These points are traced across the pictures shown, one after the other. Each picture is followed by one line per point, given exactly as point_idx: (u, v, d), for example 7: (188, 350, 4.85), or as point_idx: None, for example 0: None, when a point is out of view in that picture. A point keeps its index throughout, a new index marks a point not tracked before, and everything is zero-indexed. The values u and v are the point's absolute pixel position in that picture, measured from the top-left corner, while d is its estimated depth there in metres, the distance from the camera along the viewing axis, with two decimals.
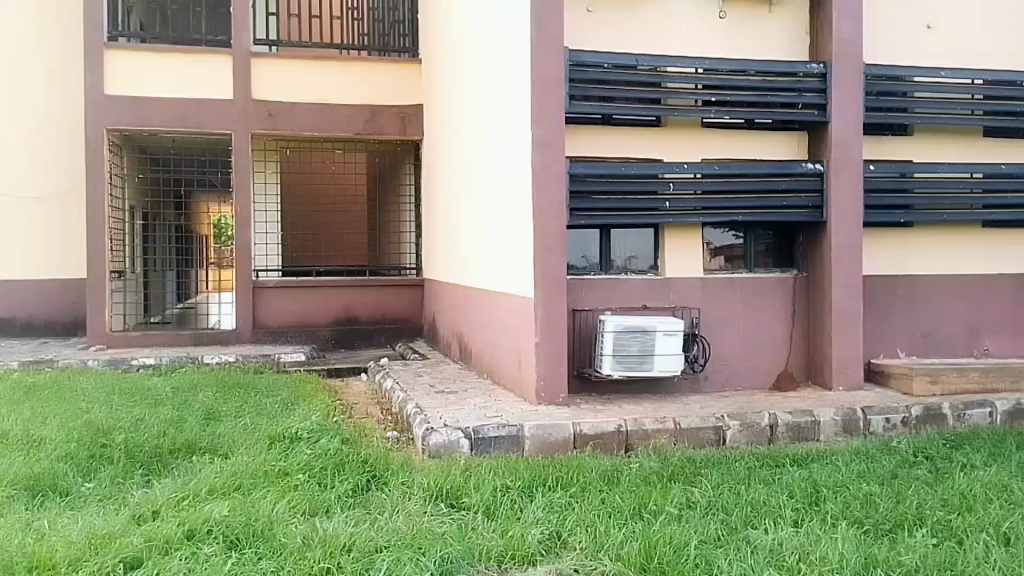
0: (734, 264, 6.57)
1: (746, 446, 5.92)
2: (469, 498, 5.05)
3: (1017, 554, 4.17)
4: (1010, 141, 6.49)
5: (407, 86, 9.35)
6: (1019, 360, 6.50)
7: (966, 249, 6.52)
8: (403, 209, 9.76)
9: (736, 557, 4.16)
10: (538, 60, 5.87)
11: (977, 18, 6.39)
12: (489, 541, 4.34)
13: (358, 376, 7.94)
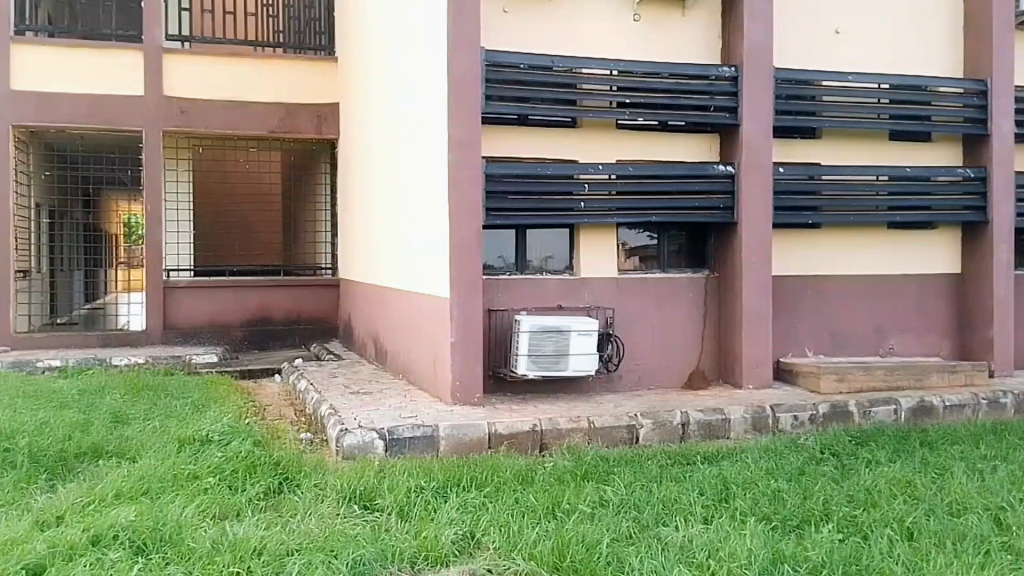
0: (648, 263, 6.68)
1: (658, 445, 5.94)
2: (381, 500, 4.93)
3: (920, 548, 4.22)
4: (914, 145, 6.67)
5: (320, 83, 9.27)
6: (923, 357, 6.68)
7: (872, 251, 6.70)
8: (318, 207, 9.68)
9: (647, 554, 4.14)
10: (452, 60, 5.85)
11: (880, 23, 6.54)
12: (403, 543, 4.24)
13: (271, 377, 7.88)
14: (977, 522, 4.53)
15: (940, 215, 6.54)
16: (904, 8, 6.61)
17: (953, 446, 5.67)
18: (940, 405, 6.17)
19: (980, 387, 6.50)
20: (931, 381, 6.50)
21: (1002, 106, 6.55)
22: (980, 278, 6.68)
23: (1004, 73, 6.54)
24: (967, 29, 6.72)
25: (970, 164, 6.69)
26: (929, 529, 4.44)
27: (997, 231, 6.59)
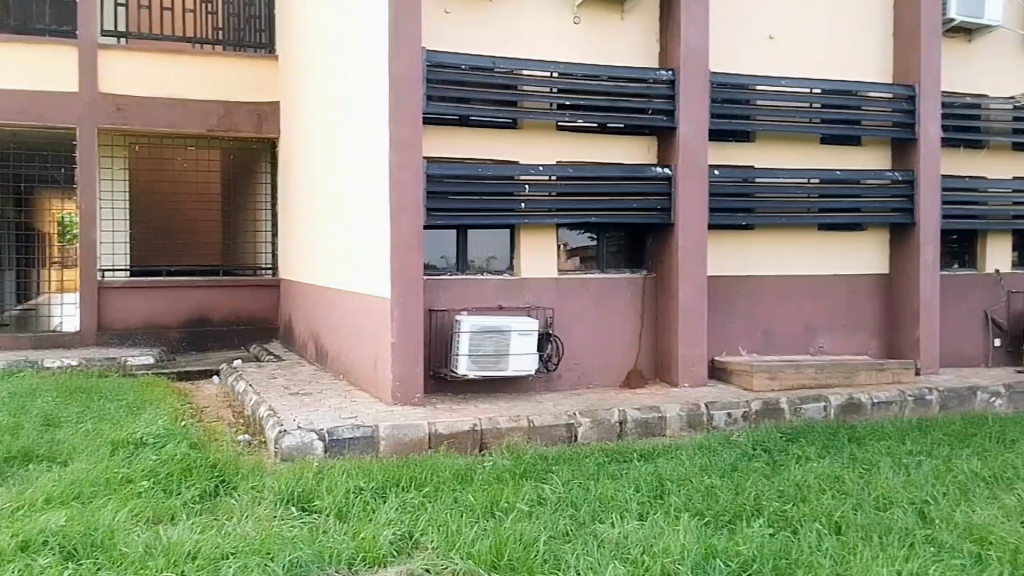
0: (588, 264, 6.79)
1: (596, 443, 6.01)
2: (320, 501, 4.85)
3: (847, 541, 4.34)
4: (844, 149, 6.87)
5: (262, 81, 9.19)
6: (850, 355, 6.91)
7: (803, 251, 6.91)
8: (260, 208, 9.57)
9: (584, 551, 4.18)
10: (393, 59, 5.80)
11: (811, 29, 6.71)
12: (339, 544, 4.19)
13: (208, 378, 7.90)
14: (901, 515, 4.67)
15: (868, 216, 6.76)
16: (835, 15, 6.79)
17: (880, 442, 5.84)
18: (869, 402, 6.35)
19: (907, 383, 6.72)
20: (860, 379, 6.70)
21: (929, 112, 6.76)
22: (907, 278, 6.91)
23: (931, 79, 6.75)
24: (896, 36, 6.93)
25: (898, 167, 6.92)
26: (856, 523, 4.56)
27: (923, 233, 6.82)
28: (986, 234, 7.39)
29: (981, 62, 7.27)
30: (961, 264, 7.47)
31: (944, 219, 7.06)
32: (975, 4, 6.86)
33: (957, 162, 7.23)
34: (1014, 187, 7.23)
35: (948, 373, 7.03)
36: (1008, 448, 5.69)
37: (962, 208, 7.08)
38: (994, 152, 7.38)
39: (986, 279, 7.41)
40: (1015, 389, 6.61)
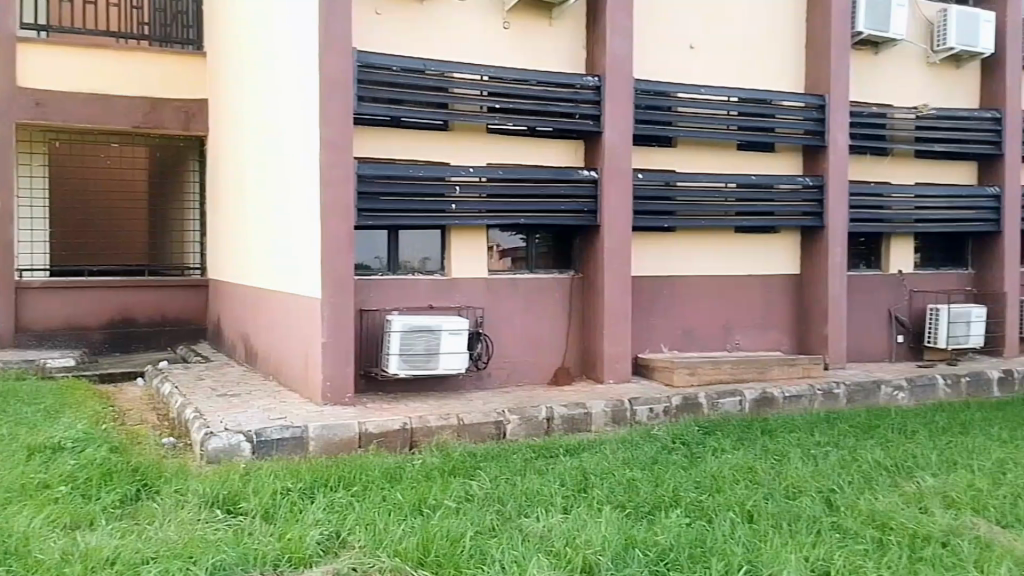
0: (518, 264, 6.94)
1: (524, 439, 6.13)
2: (246, 503, 4.80)
3: (758, 529, 4.56)
4: (760, 155, 7.21)
5: (191, 79, 9.07)
6: (765, 352, 7.28)
7: (722, 252, 7.22)
8: (186, 209, 9.46)
9: (509, 545, 4.28)
10: (323, 60, 5.79)
11: (728, 40, 7.03)
12: (265, 546, 4.16)
13: (133, 382, 7.73)
14: (810, 504, 4.93)
15: (782, 220, 7.14)
16: (751, 27, 7.12)
17: (792, 434, 6.15)
18: (781, 396, 6.69)
19: (817, 378, 7.11)
20: (773, 373, 7.05)
21: (839, 121, 7.15)
22: (818, 278, 7.29)
23: (841, 89, 7.13)
24: (809, 47, 7.29)
25: (811, 172, 7.29)
26: (767, 511, 4.80)
27: (833, 235, 7.22)
28: (890, 236, 7.87)
29: (886, 74, 7.73)
30: (868, 265, 7.93)
31: (854, 222, 7.48)
32: (883, 17, 7.27)
33: (863, 168, 7.68)
34: (915, 193, 7.71)
35: (856, 368, 7.46)
36: (907, 438, 6.08)
37: (870, 211, 7.51)
38: (898, 159, 7.85)
39: (890, 279, 7.90)
40: (915, 382, 7.06)
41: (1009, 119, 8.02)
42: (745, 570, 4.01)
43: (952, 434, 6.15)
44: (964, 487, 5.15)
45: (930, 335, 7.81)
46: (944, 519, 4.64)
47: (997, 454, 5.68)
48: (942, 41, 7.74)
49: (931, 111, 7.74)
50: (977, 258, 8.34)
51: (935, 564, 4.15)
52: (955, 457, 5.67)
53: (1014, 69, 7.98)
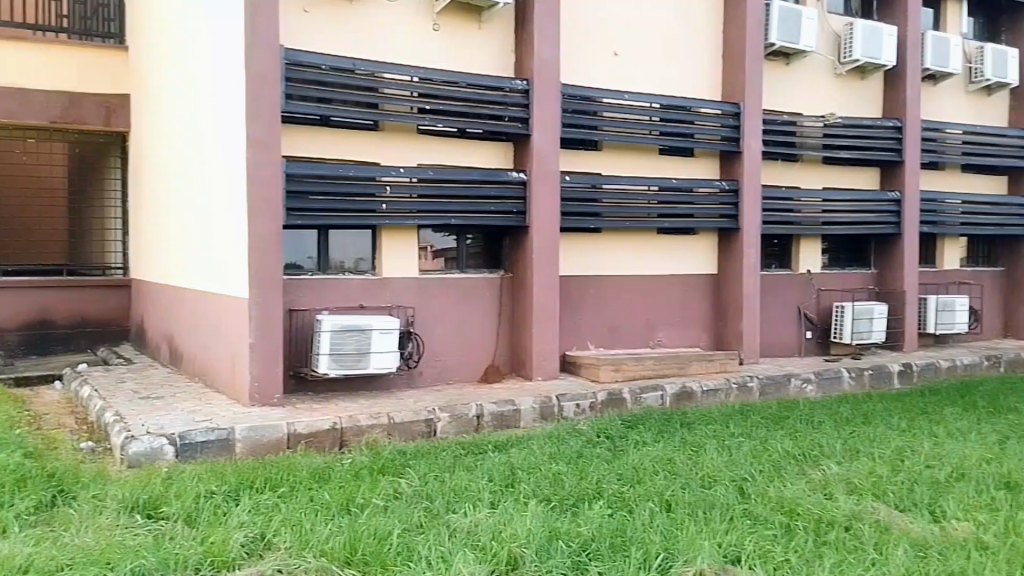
0: (449, 264, 7.05)
1: (454, 437, 6.21)
2: (167, 507, 4.71)
3: (675, 517, 4.76)
4: (681, 159, 7.53)
5: (113, 74, 8.86)
6: (686, 348, 7.61)
7: (647, 253, 7.51)
8: (108, 210, 9.21)
9: (436, 541, 4.34)
10: (249, 57, 5.70)
11: (652, 48, 7.29)
12: (186, 550, 4.09)
13: (51, 386, 7.47)
14: (724, 491, 5.18)
15: (701, 222, 7.48)
16: (673, 36, 7.40)
17: (708, 426, 6.45)
18: (699, 390, 7.02)
19: (733, 372, 7.48)
20: (692, 369, 7.38)
21: (752, 127, 7.53)
22: (733, 277, 7.66)
23: (754, 98, 7.52)
24: (725, 57, 7.65)
25: (728, 176, 7.65)
26: (684, 500, 5.01)
27: (747, 236, 7.60)
28: (799, 237, 8.28)
29: (797, 83, 8.17)
30: (780, 265, 8.34)
31: (769, 224, 7.87)
32: (793, 30, 7.69)
33: (775, 173, 8.09)
34: (823, 197, 8.13)
35: (768, 362, 7.86)
36: (814, 428, 6.45)
37: (780, 214, 7.90)
38: (808, 165, 8.29)
39: (799, 278, 8.32)
40: (823, 375, 7.50)
41: (909, 128, 8.55)
42: (662, 557, 4.17)
43: (856, 424, 6.55)
44: (865, 473, 5.50)
45: (836, 330, 8.27)
46: (847, 505, 4.92)
47: (895, 442, 6.08)
48: (848, 54, 8.20)
49: (837, 120, 8.15)
50: (879, 259, 8.89)
51: (838, 547, 4.39)
52: (857, 445, 6.04)
53: (914, 81, 8.54)
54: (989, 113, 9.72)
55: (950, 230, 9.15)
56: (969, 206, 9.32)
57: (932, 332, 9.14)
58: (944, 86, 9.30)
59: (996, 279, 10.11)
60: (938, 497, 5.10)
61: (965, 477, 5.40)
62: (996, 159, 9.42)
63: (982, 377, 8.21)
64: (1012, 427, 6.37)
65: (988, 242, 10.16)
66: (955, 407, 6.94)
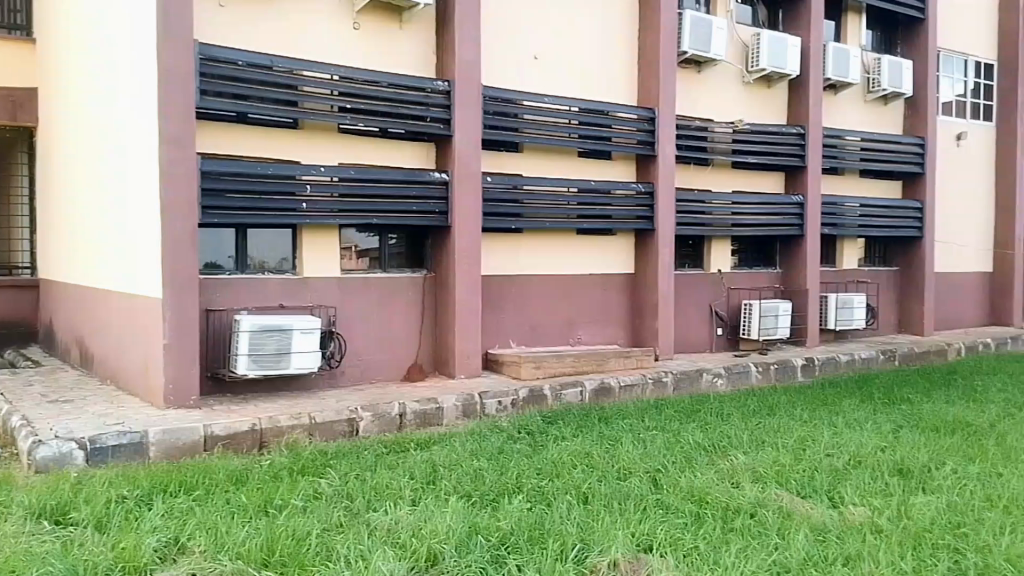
0: (370, 263, 7.09)
1: (376, 435, 6.20)
2: (76, 513, 4.45)
3: (591, 509, 4.83)
4: (599, 162, 7.89)
5: (20, 68, 8.52)
6: (604, 345, 7.98)
7: (566, 253, 7.84)
8: (14, 208, 8.80)
9: (355, 540, 4.22)
10: (162, 51, 5.53)
11: (570, 55, 7.60)
12: (95, 556, 3.86)
13: None
14: (637, 483, 5.31)
15: (619, 223, 7.80)
16: (590, 43, 7.73)
17: (625, 420, 6.68)
18: (617, 386, 7.30)
19: (648, 368, 7.82)
20: (611, 365, 7.69)
21: (666, 132, 7.94)
22: (649, 276, 8.07)
23: (667, 106, 7.93)
24: (641, 65, 8.06)
25: (644, 179, 8.01)
26: (600, 492, 5.10)
27: (661, 235, 8.00)
28: (711, 239, 8.76)
29: (708, 90, 8.62)
30: (693, 264, 8.80)
31: (682, 225, 8.30)
32: (703, 39, 8.11)
33: (689, 176, 8.54)
34: (732, 200, 8.56)
35: (682, 357, 8.31)
36: (723, 420, 6.75)
37: (692, 216, 8.31)
38: (719, 168, 8.77)
39: (711, 278, 8.81)
40: (732, 370, 7.88)
41: (812, 135, 9.07)
42: (578, 548, 4.18)
43: (761, 415, 6.91)
44: (770, 462, 5.77)
45: (744, 326, 8.74)
46: (752, 493, 5.09)
47: (798, 432, 6.42)
48: (755, 62, 8.67)
49: (745, 126, 8.62)
50: (783, 259, 9.43)
51: (743, 533, 4.51)
52: (762, 437, 6.35)
53: (815, 90, 9.06)
54: (885, 122, 10.41)
55: (848, 231, 9.71)
56: (866, 211, 9.87)
57: (833, 328, 9.68)
58: (843, 96, 9.91)
59: (891, 278, 10.76)
60: (837, 483, 5.35)
61: (862, 464, 5.72)
62: (891, 165, 10.01)
63: (879, 370, 8.76)
64: (904, 417, 6.82)
65: (884, 243, 10.81)
66: (852, 398, 7.40)
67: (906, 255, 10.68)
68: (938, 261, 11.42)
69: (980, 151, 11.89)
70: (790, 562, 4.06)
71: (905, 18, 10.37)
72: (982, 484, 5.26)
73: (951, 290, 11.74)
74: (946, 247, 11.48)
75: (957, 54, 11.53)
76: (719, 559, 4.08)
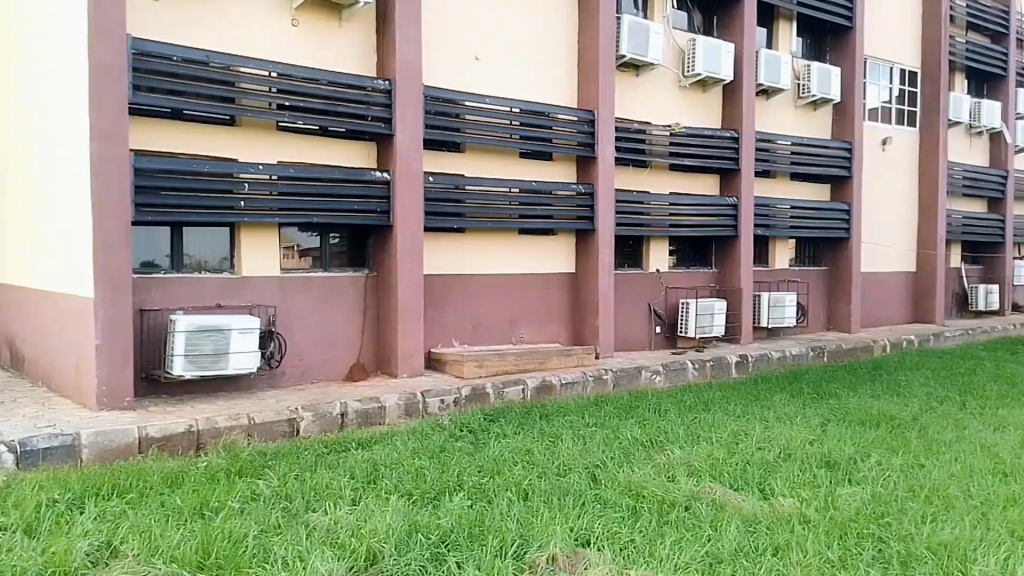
0: (311, 263, 7.12)
1: (317, 435, 6.11)
2: (3, 518, 4.18)
3: (531, 505, 4.77)
4: (539, 163, 8.13)
5: None
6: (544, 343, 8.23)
7: (507, 253, 8.05)
8: None
9: (292, 540, 4.04)
10: (92, 42, 5.36)
11: (509, 58, 7.82)
12: (25, 560, 3.66)
13: None
14: (577, 479, 5.30)
15: (559, 223, 8.04)
16: (529, 46, 7.97)
17: (565, 417, 6.79)
18: (558, 383, 7.46)
19: (589, 366, 8.07)
20: (552, 363, 7.87)
21: (606, 134, 8.21)
22: (589, 275, 8.34)
23: (607, 107, 8.20)
24: (580, 68, 8.32)
25: (584, 180, 8.30)
26: (540, 489, 5.05)
27: (601, 235, 8.26)
28: (649, 239, 9.09)
29: (646, 93, 8.96)
30: (631, 264, 9.11)
31: (621, 225, 8.58)
32: (641, 44, 8.39)
33: (628, 177, 8.86)
34: (670, 201, 8.89)
35: (622, 355, 8.61)
36: (660, 416, 6.93)
37: (632, 218, 8.62)
38: (657, 169, 9.12)
39: (650, 277, 9.14)
40: (670, 366, 8.17)
41: (745, 138, 9.40)
42: (518, 544, 4.10)
43: (697, 411, 7.12)
44: (705, 456, 5.87)
45: (682, 325, 9.09)
46: (687, 486, 5.14)
47: (731, 428, 6.61)
48: (691, 67, 9.03)
49: (682, 129, 8.95)
50: (718, 258, 9.80)
51: (678, 525, 4.53)
52: (698, 431, 6.51)
53: (748, 95, 9.40)
54: (816, 127, 10.84)
55: (779, 233, 10.06)
56: (797, 213, 10.23)
57: (766, 326, 10.00)
58: (775, 101, 10.29)
59: (821, 277, 11.15)
60: (768, 476, 5.46)
61: (792, 457, 5.89)
62: (820, 169, 10.38)
63: (809, 366, 9.12)
64: (832, 411, 7.08)
65: (814, 244, 11.22)
66: (783, 393, 7.68)
67: (834, 256, 11.07)
68: (866, 261, 11.94)
69: (905, 155, 12.41)
70: (722, 552, 4.09)
71: (834, 26, 10.71)
72: (905, 475, 5.44)
73: (876, 288, 12.22)
74: (873, 247, 12.00)
75: (884, 62, 12.00)
76: (654, 551, 4.07)
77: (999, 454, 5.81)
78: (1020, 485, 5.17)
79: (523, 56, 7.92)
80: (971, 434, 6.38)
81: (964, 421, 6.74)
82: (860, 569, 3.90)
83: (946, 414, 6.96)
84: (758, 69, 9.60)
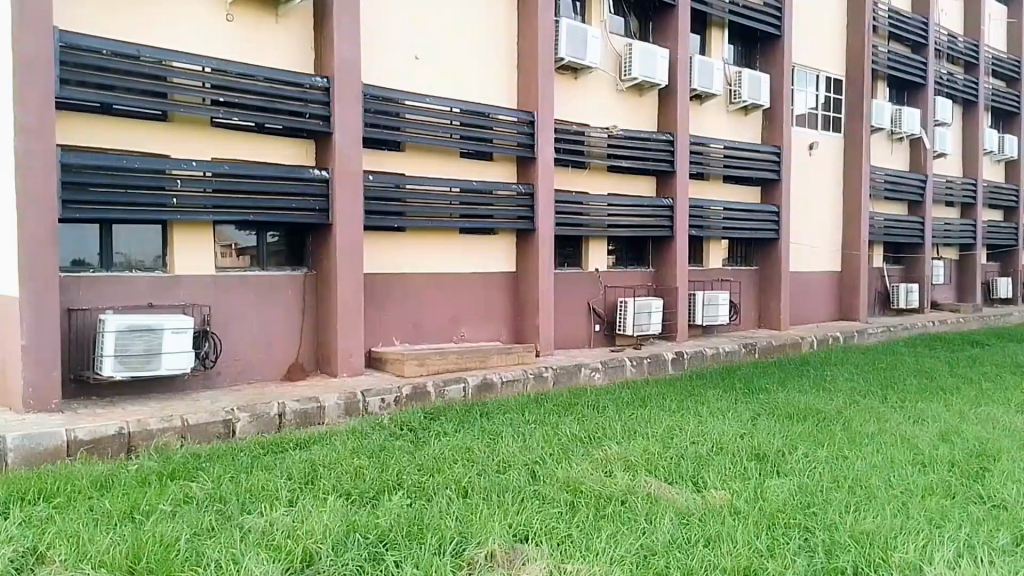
0: (248, 262, 7.06)
1: (252, 435, 6.02)
2: None
3: (470, 502, 4.81)
4: (480, 163, 8.21)
5: None
6: (485, 342, 8.31)
7: (449, 252, 8.12)
8: None
9: (226, 543, 3.97)
10: (17, 34, 5.17)
11: (449, 58, 7.86)
12: None
13: None
14: (516, 475, 5.36)
15: (500, 222, 8.14)
16: (468, 46, 8.03)
17: (505, 415, 6.86)
18: (498, 382, 7.56)
19: (529, 364, 8.19)
20: (493, 361, 7.96)
21: (546, 135, 8.35)
22: (530, 273, 8.46)
23: (546, 108, 8.33)
24: (520, 69, 8.43)
25: (525, 180, 8.42)
26: (479, 486, 5.09)
27: (542, 235, 8.40)
28: (589, 239, 9.28)
29: (584, 95, 9.14)
30: (571, 263, 9.29)
31: (562, 225, 8.72)
32: (579, 47, 8.55)
33: (567, 178, 9.02)
34: (609, 202, 9.10)
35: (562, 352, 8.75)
36: (598, 413, 7.06)
37: (572, 217, 8.79)
38: (595, 171, 9.33)
39: (590, 277, 9.32)
40: (607, 364, 8.38)
41: (680, 141, 9.67)
42: (455, 541, 4.14)
43: (634, 407, 7.28)
44: (640, 451, 5.99)
45: (620, 324, 9.31)
46: (623, 481, 5.23)
47: (667, 422, 6.77)
48: (628, 71, 9.23)
49: (619, 132, 9.18)
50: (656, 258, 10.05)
51: (614, 519, 4.62)
52: (634, 427, 6.65)
53: (683, 100, 9.68)
54: (748, 131, 11.22)
55: (712, 233, 10.37)
56: (730, 214, 10.57)
57: (700, 323, 10.31)
58: (708, 106, 10.60)
59: (753, 277, 11.52)
60: (701, 469, 5.61)
61: (724, 450, 6.08)
62: (751, 172, 10.77)
63: (741, 362, 9.44)
64: (762, 406, 7.34)
65: (747, 244, 11.59)
66: (717, 389, 7.93)
67: (765, 256, 11.44)
68: (796, 261, 12.42)
69: (834, 160, 12.95)
70: (656, 545, 4.19)
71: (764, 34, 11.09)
72: (830, 466, 5.67)
73: (806, 287, 12.71)
74: (803, 249, 12.49)
75: (813, 70, 12.48)
76: (589, 545, 4.15)
77: (917, 446, 6.10)
78: (937, 475, 5.43)
79: (463, 56, 7.98)
80: (890, 426, 6.69)
81: (884, 415, 7.06)
82: (786, 559, 4.04)
83: (868, 408, 7.30)
84: (692, 74, 9.87)
